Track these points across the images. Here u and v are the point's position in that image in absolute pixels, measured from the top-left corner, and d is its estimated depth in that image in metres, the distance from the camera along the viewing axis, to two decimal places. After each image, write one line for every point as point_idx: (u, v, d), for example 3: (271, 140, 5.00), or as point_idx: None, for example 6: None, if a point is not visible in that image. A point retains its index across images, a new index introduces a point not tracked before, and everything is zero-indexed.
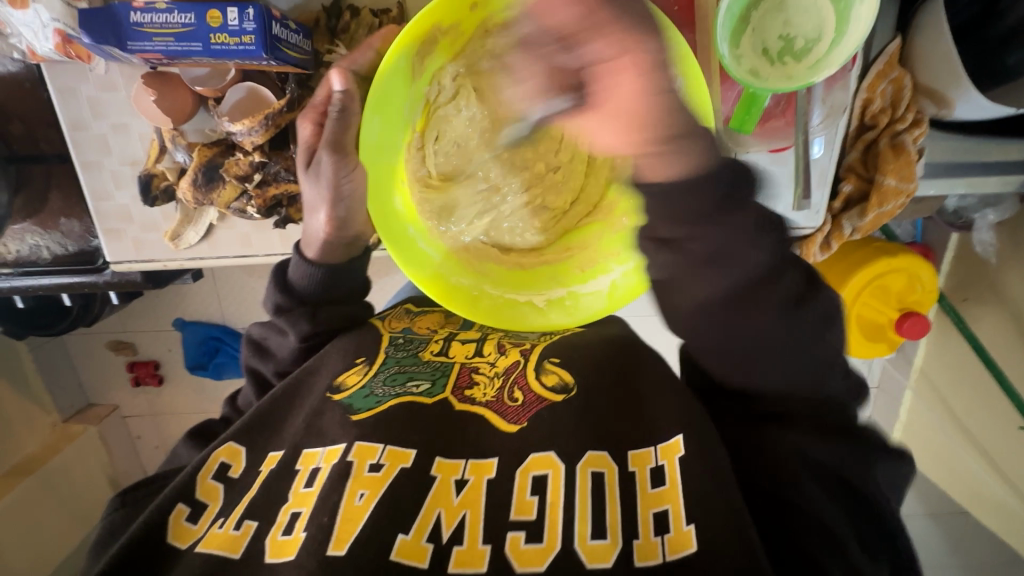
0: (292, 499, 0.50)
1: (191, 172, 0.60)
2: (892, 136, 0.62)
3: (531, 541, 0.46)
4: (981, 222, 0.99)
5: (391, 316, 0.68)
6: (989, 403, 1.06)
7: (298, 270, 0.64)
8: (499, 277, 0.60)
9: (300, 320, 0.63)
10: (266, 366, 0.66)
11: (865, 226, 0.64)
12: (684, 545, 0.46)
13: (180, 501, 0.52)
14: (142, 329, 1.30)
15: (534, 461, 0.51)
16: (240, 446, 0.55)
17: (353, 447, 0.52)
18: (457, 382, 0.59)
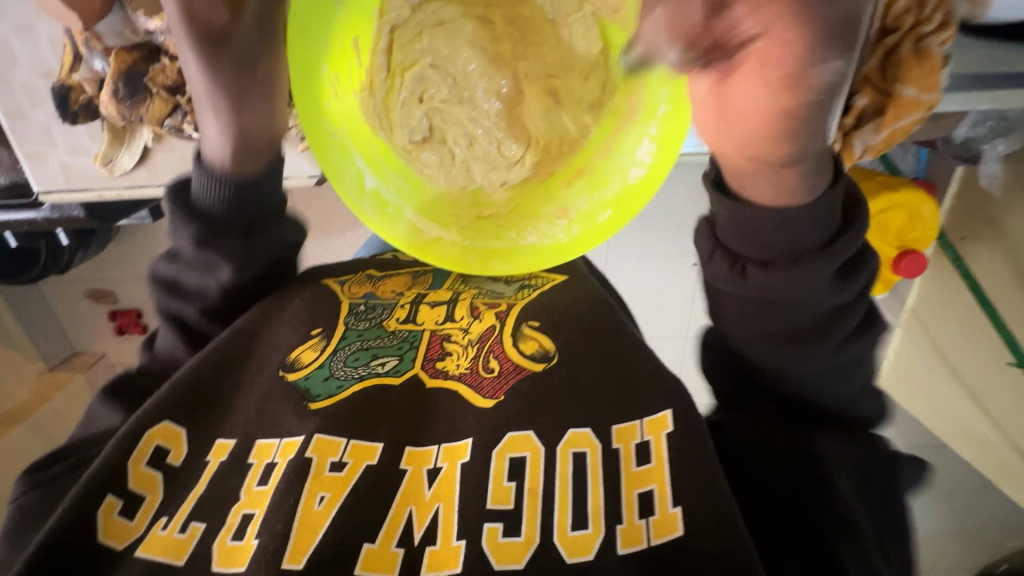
0: (243, 499, 0.48)
1: (111, 83, 0.55)
2: (915, 41, 0.55)
3: (509, 535, 0.45)
4: (990, 155, 0.88)
5: (351, 282, 0.67)
6: (974, 337, 1.04)
7: (200, 180, 0.59)
8: (369, 157, 0.54)
9: (223, 248, 0.60)
10: (186, 306, 0.62)
11: (877, 145, 0.58)
12: (670, 530, 0.45)
13: (109, 493, 0.49)
14: (120, 277, 1.24)
15: (508, 444, 0.49)
16: (178, 428, 0.53)
17: (312, 441, 0.50)
18: (427, 354, 0.57)
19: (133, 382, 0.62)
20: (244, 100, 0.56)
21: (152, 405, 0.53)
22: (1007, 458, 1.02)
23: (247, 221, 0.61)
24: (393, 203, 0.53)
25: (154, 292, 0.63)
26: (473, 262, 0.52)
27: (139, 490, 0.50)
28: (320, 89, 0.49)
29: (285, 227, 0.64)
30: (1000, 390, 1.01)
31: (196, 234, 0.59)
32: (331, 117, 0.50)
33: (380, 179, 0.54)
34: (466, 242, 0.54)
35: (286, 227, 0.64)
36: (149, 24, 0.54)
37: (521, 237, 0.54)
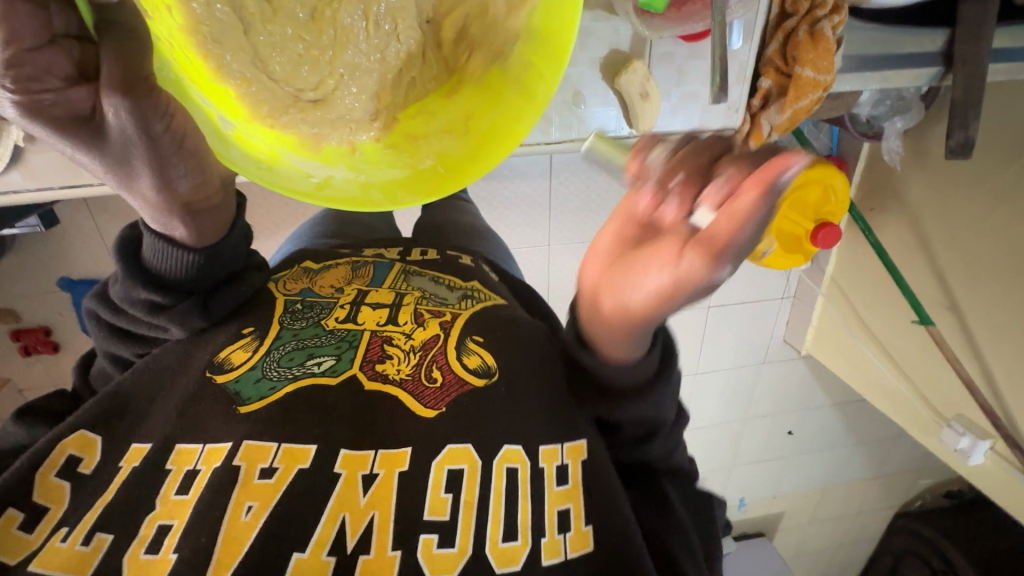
0: (159, 509, 0.44)
1: None
2: (812, 23, 0.57)
3: (443, 546, 0.44)
4: (890, 131, 0.96)
5: (288, 278, 0.66)
6: (886, 300, 1.14)
7: (160, 256, 0.56)
8: (237, 110, 0.43)
9: (191, 316, 0.57)
10: (126, 347, 0.59)
11: (782, 124, 0.61)
12: (582, 544, 0.47)
13: (11, 506, 0.44)
14: (21, 293, 1.13)
15: (448, 456, 0.48)
16: (94, 435, 0.49)
17: (240, 447, 0.47)
18: (366, 356, 0.55)
19: (46, 408, 0.57)
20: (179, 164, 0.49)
21: (70, 419, 0.49)
22: (925, 417, 1.13)
23: (213, 289, 0.60)
24: (268, 148, 0.45)
25: (94, 334, 0.59)
26: (377, 198, 0.46)
27: (44, 501, 0.45)
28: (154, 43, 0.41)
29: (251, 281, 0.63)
30: (915, 354, 1.11)
31: (154, 300, 0.56)
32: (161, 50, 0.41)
33: (247, 141, 0.44)
34: (365, 178, 0.47)
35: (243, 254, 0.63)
36: None
37: (416, 159, 0.48)
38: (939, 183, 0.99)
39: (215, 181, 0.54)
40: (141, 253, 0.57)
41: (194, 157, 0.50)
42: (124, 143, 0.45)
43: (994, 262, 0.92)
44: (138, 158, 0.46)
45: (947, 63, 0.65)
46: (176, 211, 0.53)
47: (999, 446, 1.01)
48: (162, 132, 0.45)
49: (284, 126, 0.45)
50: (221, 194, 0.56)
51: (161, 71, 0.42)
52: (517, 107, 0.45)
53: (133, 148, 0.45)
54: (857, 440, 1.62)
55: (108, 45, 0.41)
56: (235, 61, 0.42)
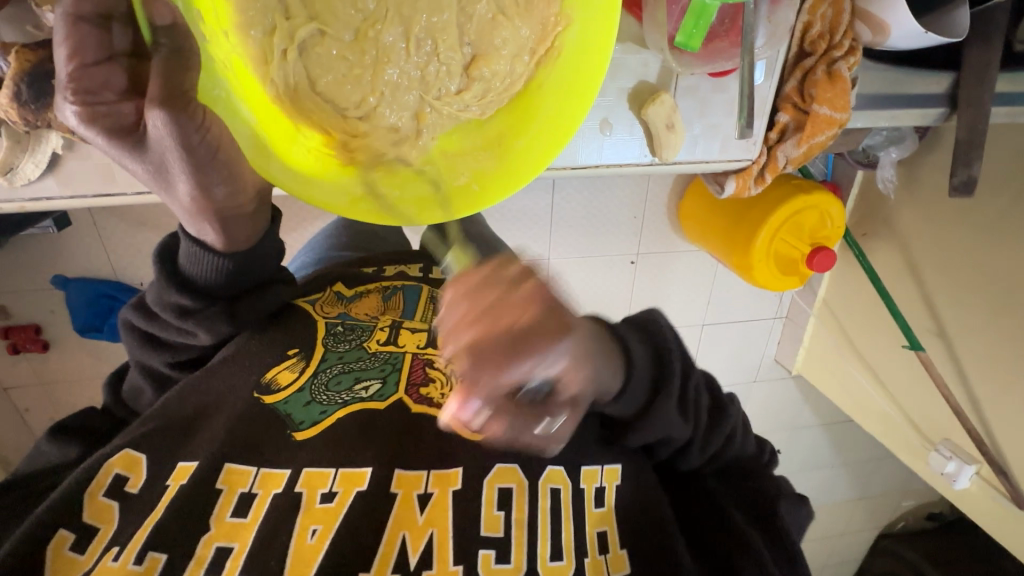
0: (216, 530, 0.46)
1: (10, 83, 0.46)
2: (828, 63, 0.60)
3: (501, 561, 0.47)
4: (884, 161, 0.99)
5: (324, 300, 0.66)
6: (878, 325, 1.17)
7: (193, 260, 0.56)
8: (277, 131, 0.44)
9: (218, 321, 0.58)
10: (156, 358, 0.60)
11: (797, 158, 0.64)
12: (621, 566, 0.50)
13: (61, 527, 0.46)
14: (14, 290, 1.11)
15: (497, 474, 0.50)
16: (139, 455, 0.50)
17: (301, 475, 0.49)
18: (411, 378, 0.56)
19: (79, 425, 0.59)
20: (211, 171, 0.47)
21: (116, 441, 0.51)
22: (915, 443, 1.16)
23: (241, 295, 0.60)
24: (307, 163, 0.45)
25: (128, 341, 0.60)
26: (408, 212, 0.47)
27: (92, 520, 0.47)
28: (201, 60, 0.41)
29: (277, 289, 0.63)
30: (906, 381, 1.13)
31: (183, 304, 0.57)
32: (208, 69, 0.42)
33: (287, 157, 0.44)
34: (398, 193, 0.47)
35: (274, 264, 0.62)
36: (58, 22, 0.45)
37: (453, 175, 0.49)
38: (934, 215, 1.02)
39: (251, 191, 0.53)
40: (177, 258, 0.57)
41: (232, 163, 0.48)
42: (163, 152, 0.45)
43: (983, 292, 0.95)
44: (178, 165, 0.46)
45: (951, 104, 0.68)
46: (212, 217, 0.52)
47: (984, 471, 1.04)
48: (198, 142, 0.45)
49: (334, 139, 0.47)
50: (255, 203, 0.54)
51: (211, 90, 0.42)
52: (546, 140, 0.47)
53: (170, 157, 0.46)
54: (844, 462, 1.65)
55: (158, 62, 0.41)
56: (279, 67, 0.44)
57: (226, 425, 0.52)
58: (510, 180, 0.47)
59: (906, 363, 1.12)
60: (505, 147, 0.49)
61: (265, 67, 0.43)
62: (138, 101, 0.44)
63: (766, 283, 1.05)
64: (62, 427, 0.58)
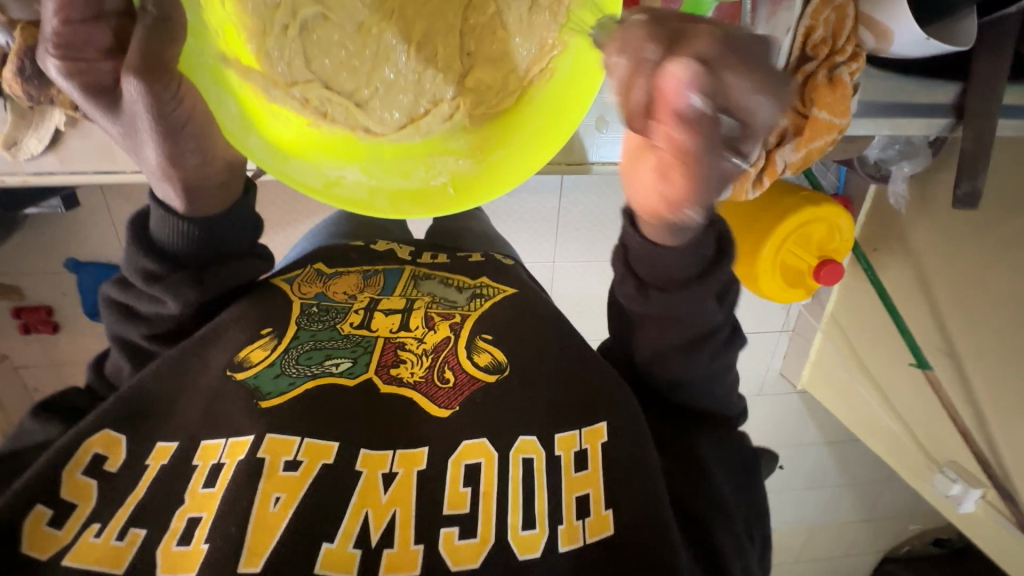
0: (188, 503, 0.46)
1: (15, 60, 0.48)
2: (830, 68, 0.59)
3: (464, 536, 0.46)
4: (896, 175, 0.98)
5: (301, 281, 0.67)
6: (885, 342, 1.15)
7: (162, 225, 0.57)
8: (264, 118, 0.44)
9: (184, 287, 0.58)
10: (132, 330, 0.60)
11: (796, 162, 0.64)
12: (601, 528, 0.49)
13: (39, 502, 0.46)
14: (28, 271, 1.14)
15: (463, 452, 0.50)
16: (118, 434, 0.50)
17: (262, 442, 0.49)
18: (380, 359, 0.56)
19: (68, 405, 0.59)
20: (180, 135, 0.49)
21: (90, 419, 0.51)
22: (918, 461, 1.14)
23: (211, 264, 0.60)
24: (284, 140, 0.45)
25: (106, 316, 0.61)
26: (380, 203, 0.45)
27: (70, 498, 0.47)
28: (193, 24, 0.41)
29: (246, 262, 0.64)
30: (911, 397, 1.12)
31: (151, 270, 0.57)
32: (197, 36, 0.41)
33: (264, 130, 0.44)
34: (375, 183, 0.47)
35: (242, 240, 0.63)
36: None
37: (430, 176, 0.48)
38: (944, 230, 1.00)
39: (220, 162, 0.54)
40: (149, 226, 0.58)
41: (202, 134, 0.50)
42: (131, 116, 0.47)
43: (995, 312, 0.93)
44: (144, 127, 0.47)
45: (959, 115, 0.67)
46: (178, 183, 0.53)
47: (991, 495, 1.01)
48: (172, 110, 0.47)
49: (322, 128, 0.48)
50: (226, 173, 0.56)
51: (195, 56, 0.41)
52: (531, 148, 0.45)
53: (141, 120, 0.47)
54: (848, 480, 1.62)
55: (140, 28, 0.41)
56: (278, 55, 0.48)
57: (201, 407, 0.52)
58: (486, 185, 0.45)
59: (913, 381, 1.10)
60: (484, 156, 0.48)
61: (261, 37, 0.47)
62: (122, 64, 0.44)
63: (767, 292, 1.04)
64: (47, 404, 0.58)
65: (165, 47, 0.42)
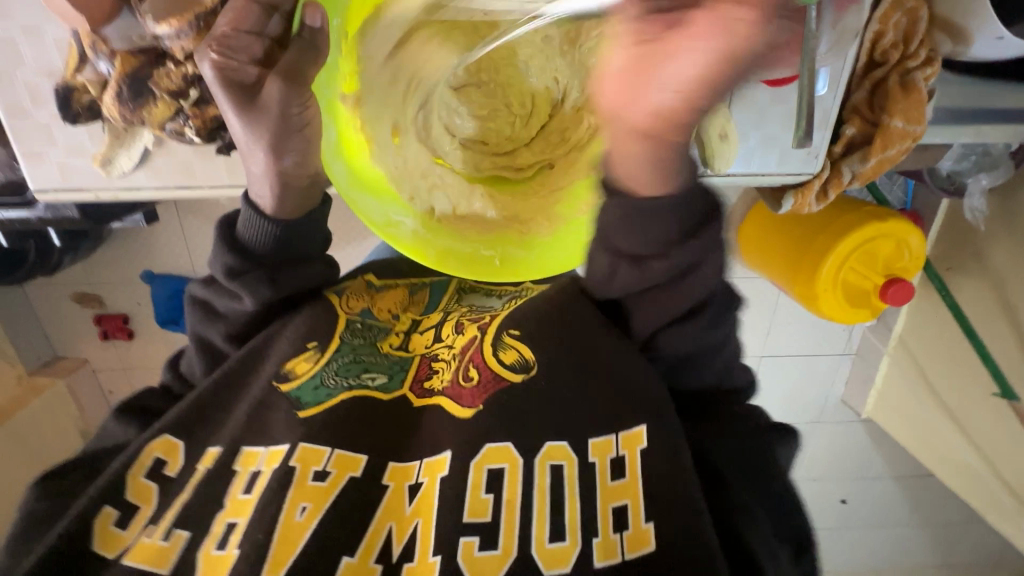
0: (227, 507, 0.50)
1: (115, 85, 0.53)
2: (902, 73, 0.57)
3: (485, 548, 0.47)
4: (974, 188, 0.92)
5: (350, 292, 0.66)
6: (964, 371, 1.06)
7: (248, 224, 0.58)
8: (357, 159, 0.52)
9: (260, 285, 0.60)
10: (214, 331, 0.63)
11: (866, 173, 0.59)
12: (642, 544, 0.48)
13: (106, 505, 0.51)
14: (109, 281, 1.23)
15: (485, 455, 0.52)
16: (177, 440, 0.55)
17: (296, 450, 0.52)
18: (417, 374, 0.60)
19: (146, 405, 0.64)
20: (288, 137, 0.52)
21: (156, 425, 0.56)
22: (1007, 506, 1.04)
23: (285, 263, 0.62)
24: (372, 177, 0.53)
25: (189, 314, 0.64)
26: (430, 255, 0.53)
27: (134, 500, 0.52)
28: (327, 64, 0.50)
29: (314, 266, 0.64)
30: (998, 434, 1.02)
31: (233, 267, 0.60)
32: (330, 74, 0.50)
33: (357, 164, 0.52)
34: (428, 235, 0.54)
35: (313, 243, 0.63)
36: (156, 30, 0.51)
37: (480, 246, 0.55)
38: None
39: (315, 170, 0.56)
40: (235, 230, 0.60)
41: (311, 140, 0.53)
42: (259, 116, 0.51)
43: None
44: (266, 129, 0.52)
45: None
46: (277, 182, 0.56)
47: None
48: (295, 113, 0.51)
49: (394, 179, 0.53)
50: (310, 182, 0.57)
51: (321, 90, 0.51)
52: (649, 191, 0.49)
53: (265, 122, 0.52)
54: (923, 521, 1.49)
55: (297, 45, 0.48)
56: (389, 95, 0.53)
57: (245, 415, 0.55)
58: (528, 269, 0.54)
59: (1000, 417, 1.01)
60: (531, 241, 0.55)
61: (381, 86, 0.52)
62: (264, 69, 0.51)
63: (836, 316, 0.97)
64: (127, 405, 0.63)
65: (308, 63, 0.49)
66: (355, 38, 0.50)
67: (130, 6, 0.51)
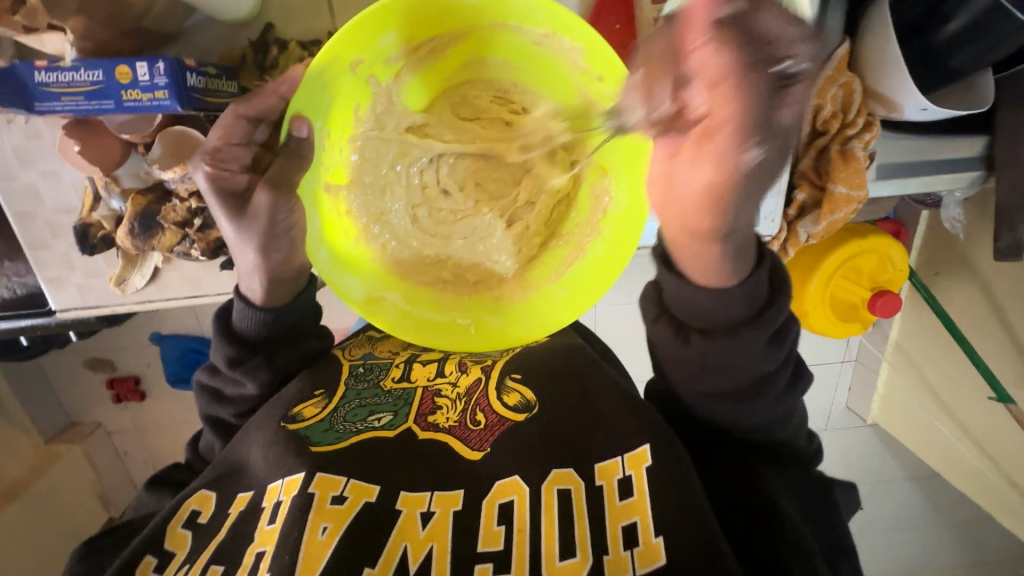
0: (257, 539, 0.52)
1: (127, 221, 0.59)
2: (842, 142, 0.61)
3: (498, 571, 0.49)
4: (948, 199, 0.93)
5: (352, 345, 0.72)
6: (956, 373, 1.10)
7: (241, 316, 0.62)
8: (339, 244, 0.54)
9: (259, 371, 0.63)
10: (223, 410, 0.66)
11: (820, 234, 0.64)
12: (654, 558, 0.49)
13: (146, 553, 0.53)
14: (122, 346, 1.28)
15: (497, 491, 0.54)
16: (210, 492, 0.58)
17: (314, 478, 0.54)
18: (419, 409, 0.61)
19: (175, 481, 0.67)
20: (276, 239, 0.57)
21: (189, 483, 0.59)
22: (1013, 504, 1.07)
23: (282, 344, 0.66)
24: (351, 255, 0.55)
25: (198, 398, 0.67)
26: (409, 329, 0.56)
27: (169, 547, 0.54)
28: (312, 162, 0.52)
29: (310, 343, 0.68)
30: (994, 431, 1.06)
31: (232, 356, 0.63)
32: (314, 167, 0.52)
33: (338, 248, 0.54)
34: (411, 308, 0.57)
35: (308, 320, 0.67)
36: (162, 174, 0.57)
37: (460, 316, 0.58)
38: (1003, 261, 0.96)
39: (297, 265, 0.61)
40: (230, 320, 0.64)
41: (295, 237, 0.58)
42: (250, 221, 0.56)
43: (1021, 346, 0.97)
44: (257, 231, 0.56)
45: (989, 165, 0.67)
46: (265, 276, 0.60)
47: None
48: (282, 217, 0.56)
49: (381, 254, 0.57)
50: (298, 271, 0.62)
51: (306, 180, 0.53)
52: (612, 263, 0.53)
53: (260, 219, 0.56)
54: (937, 521, 1.50)
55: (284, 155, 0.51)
56: (368, 178, 0.56)
57: (263, 454, 0.58)
58: (507, 337, 0.56)
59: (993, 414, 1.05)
60: (507, 308, 0.57)
61: (361, 166, 0.56)
62: (253, 175, 0.56)
63: (828, 331, 1.01)
64: (156, 481, 0.66)
65: (293, 170, 0.53)
66: (336, 131, 0.52)
67: (137, 151, 0.57)
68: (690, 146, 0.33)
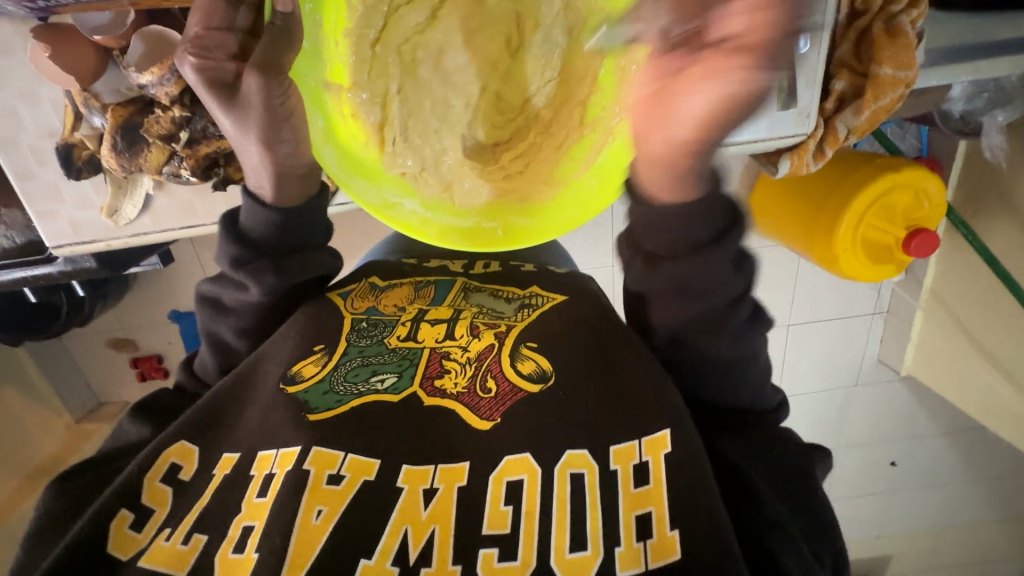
0: (244, 512, 0.48)
1: (110, 137, 0.58)
2: (886, 19, 0.56)
3: (505, 559, 0.44)
4: (990, 126, 0.84)
5: (355, 294, 0.67)
6: (999, 313, 1.01)
7: (249, 215, 0.60)
8: (346, 145, 0.51)
9: (265, 272, 0.61)
10: (223, 325, 0.65)
11: (861, 125, 0.59)
12: (667, 552, 0.45)
13: (123, 506, 0.50)
14: (140, 324, 1.27)
15: (506, 466, 0.48)
16: (192, 446, 0.53)
17: (308, 454, 0.49)
18: (426, 372, 0.56)
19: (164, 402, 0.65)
20: (279, 130, 0.54)
21: (173, 427, 0.54)
22: None
23: (289, 253, 0.63)
24: (359, 160, 0.52)
25: (199, 312, 0.66)
26: (431, 232, 0.51)
27: (149, 503, 0.50)
28: (306, 51, 0.49)
29: (320, 257, 0.66)
30: None
31: (237, 257, 0.61)
32: (309, 60, 0.50)
33: (346, 151, 0.51)
34: (429, 215, 0.53)
35: (315, 236, 0.64)
36: (139, 79, 0.56)
37: (484, 220, 0.53)
38: None
39: (307, 159, 0.58)
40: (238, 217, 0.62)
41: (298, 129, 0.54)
42: (241, 110, 0.52)
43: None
44: (254, 119, 0.53)
45: None
46: (271, 172, 0.57)
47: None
48: (278, 104, 0.52)
49: (389, 164, 0.54)
50: (307, 170, 0.59)
51: (303, 75, 0.50)
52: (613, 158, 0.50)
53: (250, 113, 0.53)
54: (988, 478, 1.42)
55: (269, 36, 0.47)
56: (365, 88, 0.54)
57: (258, 418, 0.54)
58: (533, 234, 0.52)
59: None
60: (532, 207, 0.53)
61: (360, 73, 0.54)
62: (241, 62, 0.52)
63: (857, 274, 0.95)
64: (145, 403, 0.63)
65: (284, 49, 0.48)
66: (329, 21, 0.51)
67: (113, 60, 0.57)
68: (699, 68, 0.39)
